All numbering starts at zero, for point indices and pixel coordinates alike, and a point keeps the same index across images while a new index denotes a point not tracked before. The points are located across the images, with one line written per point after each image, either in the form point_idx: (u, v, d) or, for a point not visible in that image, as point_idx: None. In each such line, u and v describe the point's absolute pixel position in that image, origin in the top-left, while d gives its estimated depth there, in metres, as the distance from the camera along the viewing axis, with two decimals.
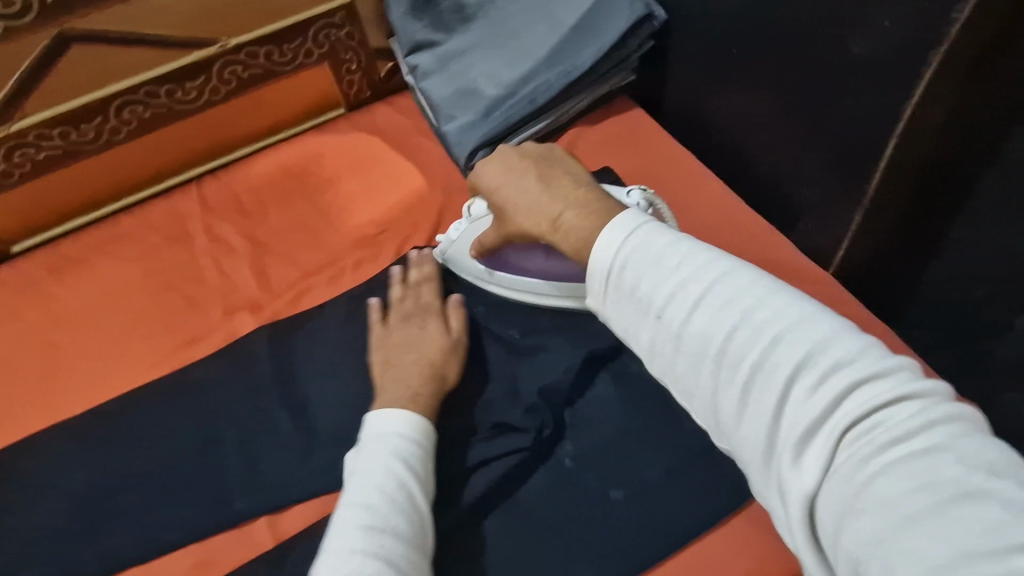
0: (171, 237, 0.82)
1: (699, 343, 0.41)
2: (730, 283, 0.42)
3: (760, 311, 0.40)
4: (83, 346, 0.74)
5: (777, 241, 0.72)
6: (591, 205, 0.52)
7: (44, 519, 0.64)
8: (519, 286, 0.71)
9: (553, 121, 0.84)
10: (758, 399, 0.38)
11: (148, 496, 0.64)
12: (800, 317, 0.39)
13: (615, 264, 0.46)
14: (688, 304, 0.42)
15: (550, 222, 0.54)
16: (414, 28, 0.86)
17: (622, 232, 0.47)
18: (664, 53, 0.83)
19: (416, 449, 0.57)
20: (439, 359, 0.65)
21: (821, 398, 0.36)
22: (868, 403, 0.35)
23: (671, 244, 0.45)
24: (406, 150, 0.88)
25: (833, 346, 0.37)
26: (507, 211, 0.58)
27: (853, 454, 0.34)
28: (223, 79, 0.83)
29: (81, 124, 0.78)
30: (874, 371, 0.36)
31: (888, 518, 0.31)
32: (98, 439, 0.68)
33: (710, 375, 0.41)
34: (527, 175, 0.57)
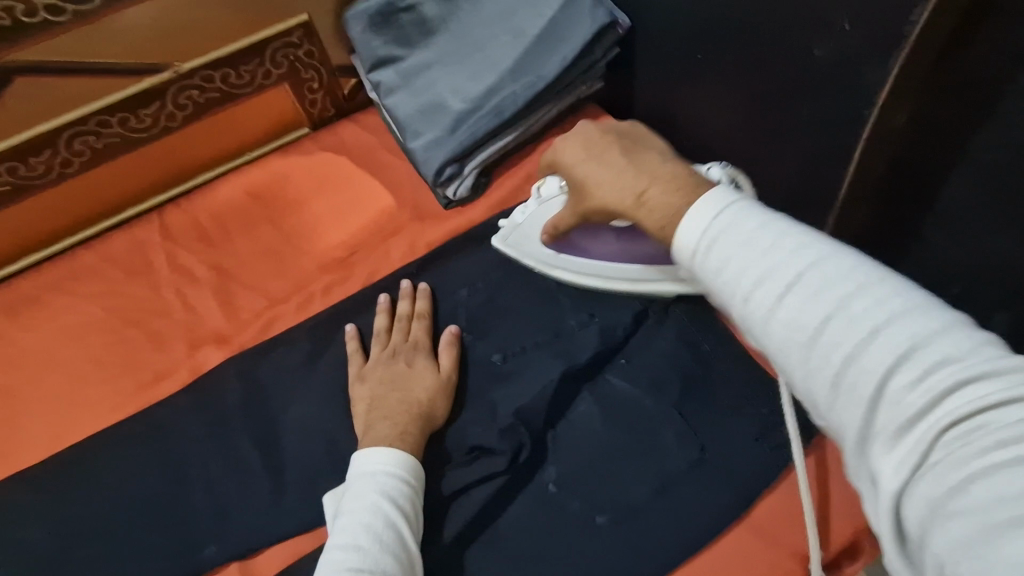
0: (131, 270, 0.79)
1: (787, 329, 0.37)
2: (825, 264, 0.38)
3: (861, 298, 0.36)
4: (41, 389, 0.71)
5: None
6: (680, 176, 0.49)
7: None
8: (591, 271, 0.70)
9: (522, 132, 0.82)
10: (853, 391, 0.34)
11: (113, 545, 0.62)
12: (907, 305, 0.35)
13: (701, 241, 0.42)
14: (779, 286, 0.38)
15: (635, 198, 0.51)
16: (375, 44, 0.84)
17: (710, 209, 0.43)
18: (630, 60, 0.82)
19: (406, 485, 0.55)
20: (425, 397, 0.63)
21: (926, 395, 0.32)
22: (980, 402, 0.30)
23: (764, 224, 0.41)
24: (373, 169, 0.86)
25: (947, 340, 0.33)
26: (590, 186, 0.57)
27: (957, 455, 0.30)
28: (178, 105, 0.80)
29: (30, 158, 0.75)
30: (997, 371, 0.31)
31: (985, 527, 0.27)
32: (60, 487, 0.65)
33: (797, 362, 0.37)
34: (608, 151, 0.55)
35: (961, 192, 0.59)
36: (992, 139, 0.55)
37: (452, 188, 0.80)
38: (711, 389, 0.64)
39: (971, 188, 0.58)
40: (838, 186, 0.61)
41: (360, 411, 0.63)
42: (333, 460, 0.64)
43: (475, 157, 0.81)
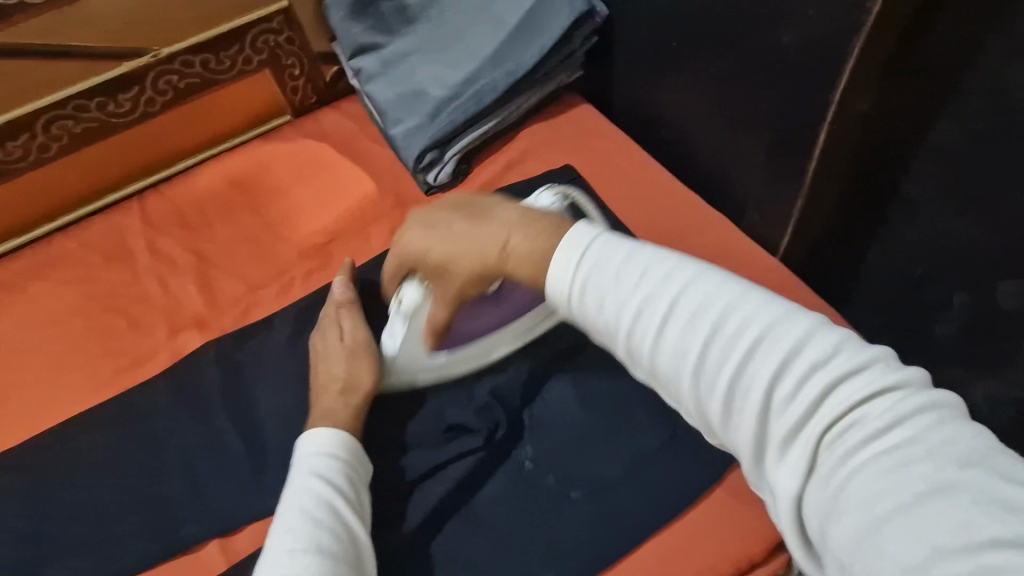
0: (110, 255, 0.79)
1: (675, 358, 0.40)
2: (697, 287, 0.41)
3: (730, 319, 0.39)
4: (19, 374, 0.71)
5: (726, 231, 0.74)
6: (531, 217, 0.49)
7: None
8: (485, 350, 0.66)
9: (502, 120, 0.84)
10: (741, 408, 0.38)
11: (92, 527, 0.62)
12: (772, 316, 0.39)
13: (574, 284, 0.45)
14: (656, 320, 0.41)
15: (498, 252, 0.50)
16: (356, 31, 0.85)
17: (575, 247, 0.45)
18: (609, 51, 0.84)
19: (343, 463, 0.56)
20: (342, 368, 0.64)
21: (800, 403, 0.36)
22: (850, 401, 0.35)
23: (626, 257, 0.44)
24: (355, 156, 0.86)
25: (810, 344, 0.37)
26: (451, 268, 0.53)
27: (836, 455, 0.34)
28: (158, 89, 0.80)
29: (7, 142, 0.75)
30: (852, 366, 0.36)
31: (868, 519, 0.31)
32: (39, 470, 0.65)
33: (688, 389, 0.40)
34: (456, 218, 0.53)
35: (927, 182, 0.61)
36: (952, 128, 0.57)
37: (432, 174, 0.81)
38: None
39: (933, 179, 0.61)
40: (805, 171, 0.63)
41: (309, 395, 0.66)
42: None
43: (456, 143, 0.81)
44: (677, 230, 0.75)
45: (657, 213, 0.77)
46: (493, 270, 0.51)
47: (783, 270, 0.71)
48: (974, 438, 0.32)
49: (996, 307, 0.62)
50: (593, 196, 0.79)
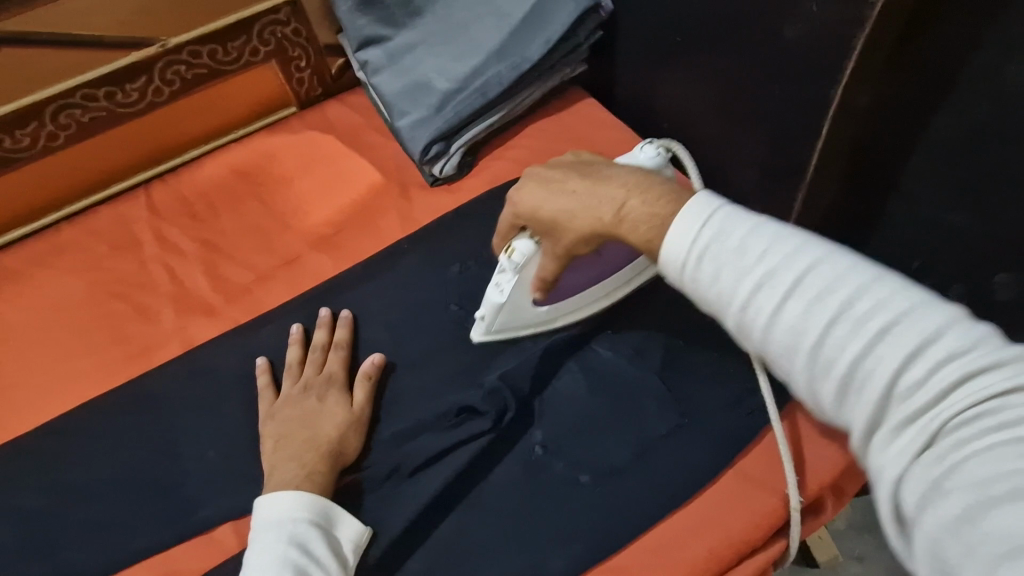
0: (117, 244, 0.80)
1: (793, 332, 0.38)
2: (826, 264, 0.39)
3: (860, 298, 0.37)
4: (28, 361, 0.72)
5: None
6: (654, 183, 0.48)
7: None
8: (575, 303, 0.68)
9: (506, 113, 0.85)
10: (860, 390, 0.36)
11: (103, 510, 0.63)
12: (910, 300, 0.36)
13: (690, 252, 0.43)
14: (778, 292, 0.39)
15: (615, 213, 0.49)
16: (361, 23, 0.85)
17: (699, 213, 0.43)
18: (612, 45, 0.85)
19: (316, 529, 0.56)
20: (334, 434, 0.62)
21: (927, 390, 0.33)
22: (988, 392, 0.32)
23: (752, 229, 0.41)
24: (361, 147, 0.87)
25: (947, 336, 0.34)
26: (561, 223, 0.54)
27: (962, 442, 0.31)
28: (165, 80, 0.80)
29: (14, 130, 0.75)
30: (995, 361, 0.32)
31: (974, 502, 0.29)
32: (49, 457, 0.66)
33: (802, 364, 0.38)
34: (574, 175, 0.54)
35: (926, 176, 0.62)
36: (954, 118, 0.58)
37: (438, 166, 0.82)
38: (688, 357, 0.67)
39: (931, 169, 0.62)
40: (806, 164, 0.64)
41: (269, 446, 0.63)
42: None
43: (460, 136, 0.82)
44: None
45: None
46: (606, 232, 0.50)
47: None
48: None
49: (992, 299, 0.64)
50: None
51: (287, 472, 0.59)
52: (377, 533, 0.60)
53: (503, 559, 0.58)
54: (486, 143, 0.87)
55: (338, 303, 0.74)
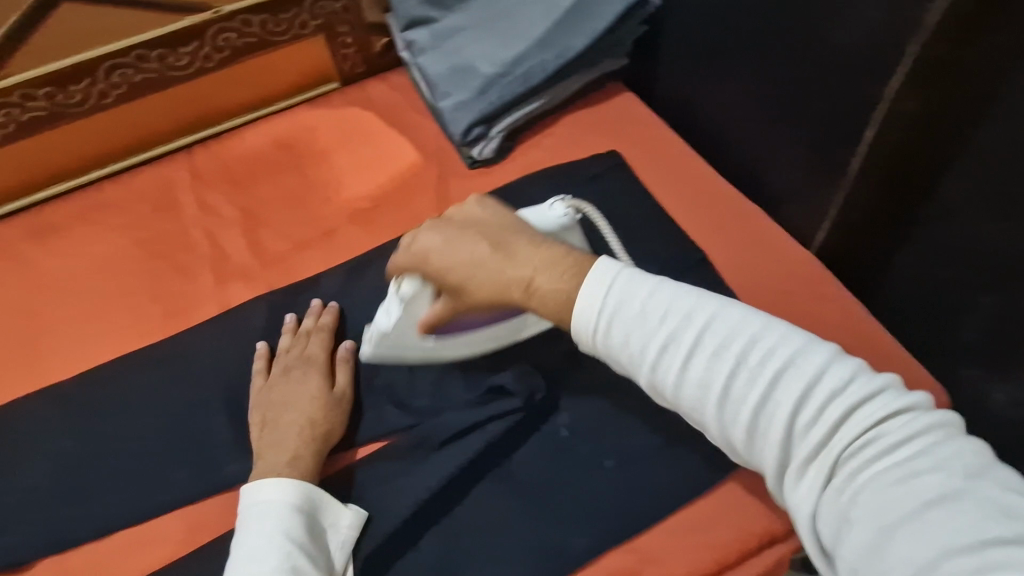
0: (160, 205, 0.82)
1: (709, 389, 0.49)
2: (720, 322, 0.50)
3: (752, 350, 0.48)
4: (71, 311, 0.74)
5: (763, 222, 0.78)
6: (560, 265, 0.56)
7: (28, 481, 0.64)
8: (475, 341, 0.67)
9: (546, 102, 0.86)
10: (766, 433, 0.47)
11: (137, 459, 0.65)
12: (796, 344, 0.48)
13: (600, 320, 0.52)
14: (682, 352, 0.50)
15: (520, 287, 0.57)
16: (411, 4, 0.86)
17: (602, 280, 0.53)
18: (657, 41, 0.86)
19: (302, 513, 0.56)
20: (319, 417, 0.63)
21: (820, 430, 0.45)
22: (862, 425, 0.44)
23: (651, 292, 0.52)
24: (401, 127, 0.89)
25: (828, 376, 0.46)
26: (468, 287, 0.59)
27: (854, 469, 0.43)
28: (216, 47, 0.81)
29: (68, 86, 0.76)
30: (865, 394, 0.45)
31: (881, 529, 0.40)
32: (85, 404, 0.68)
33: (714, 415, 0.49)
34: (488, 241, 0.59)
35: (962, 184, 0.63)
36: (998, 131, 0.58)
37: (477, 149, 0.83)
38: None
39: (970, 183, 0.62)
40: (847, 164, 0.65)
41: (259, 432, 0.63)
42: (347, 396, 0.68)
43: (501, 121, 0.84)
44: (712, 219, 0.79)
45: (695, 203, 0.80)
46: (510, 300, 0.58)
47: (818, 265, 0.75)
48: (969, 453, 0.42)
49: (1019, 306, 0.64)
50: (634, 182, 0.82)
51: (276, 456, 0.60)
52: (402, 500, 0.61)
53: (526, 534, 0.59)
54: (525, 130, 0.87)
55: (374, 276, 0.76)
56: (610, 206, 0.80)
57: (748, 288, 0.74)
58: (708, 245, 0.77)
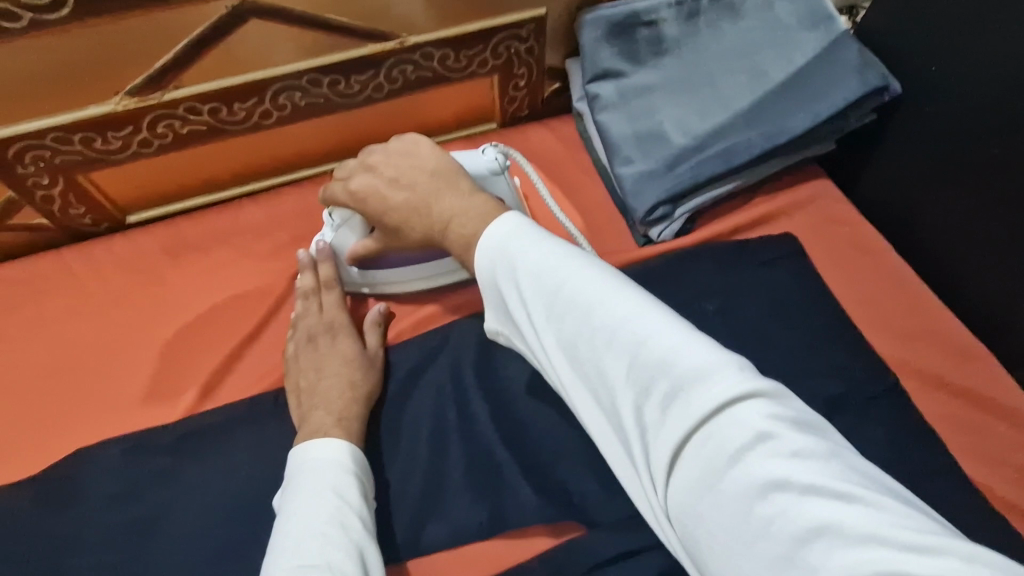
0: (299, 234, 0.75)
1: (560, 350, 0.45)
2: (571, 288, 0.44)
3: (600, 320, 0.43)
4: (195, 343, 0.68)
5: (995, 369, 0.65)
6: (474, 212, 0.54)
7: (126, 542, 0.56)
8: (405, 275, 0.69)
9: (741, 184, 0.75)
10: (609, 405, 0.42)
11: (247, 537, 0.56)
12: (641, 316, 0.42)
13: (489, 278, 0.50)
14: (542, 317, 0.46)
15: (441, 228, 0.56)
16: (603, 55, 0.76)
17: (489, 241, 0.50)
18: (880, 134, 0.74)
19: (353, 476, 0.53)
20: (358, 377, 0.62)
21: (657, 413, 0.39)
22: (701, 414, 0.37)
23: (518, 255, 0.48)
24: (565, 184, 0.80)
25: (665, 353, 0.39)
26: (401, 228, 0.59)
27: (692, 460, 0.37)
28: (390, 77, 0.74)
29: (234, 103, 0.69)
30: (701, 379, 0.38)
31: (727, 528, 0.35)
32: (195, 454, 0.60)
33: (568, 389, 0.45)
34: (419, 183, 0.58)
35: None
36: None
37: (657, 230, 0.74)
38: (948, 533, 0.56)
39: None
40: None
41: (296, 402, 0.61)
42: (484, 475, 0.59)
43: (688, 200, 0.73)
44: (930, 363, 0.66)
45: (901, 336, 0.68)
46: (434, 239, 0.58)
47: None
48: (815, 448, 0.35)
49: None
50: (821, 288, 0.70)
51: (322, 419, 0.57)
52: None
53: None
54: (710, 212, 0.76)
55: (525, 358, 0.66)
56: (809, 312, 0.68)
57: (979, 457, 0.61)
58: (917, 395, 0.64)
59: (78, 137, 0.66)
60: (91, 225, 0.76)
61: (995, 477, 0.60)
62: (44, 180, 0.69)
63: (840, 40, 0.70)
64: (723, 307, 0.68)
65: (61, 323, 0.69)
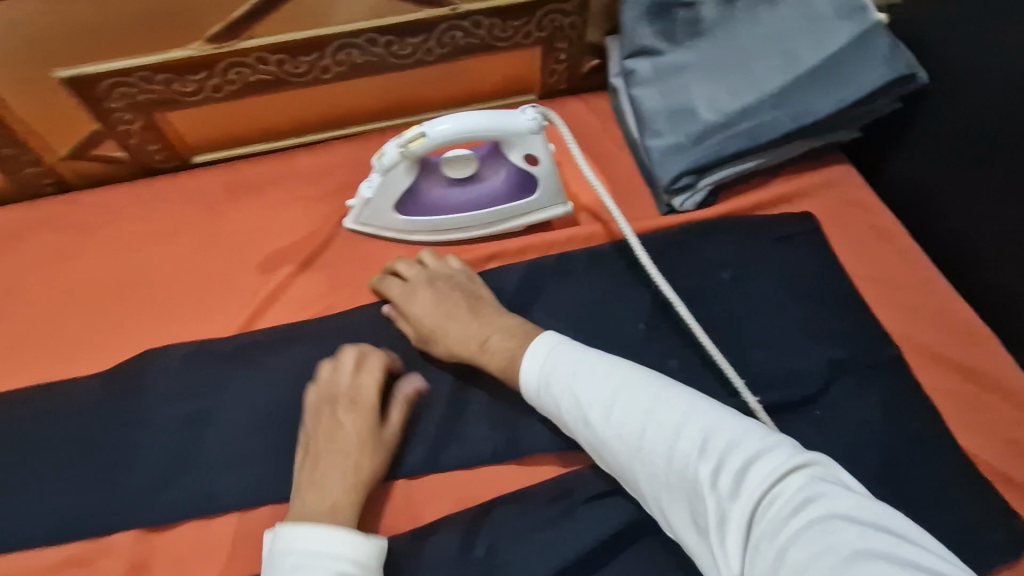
0: (346, 182, 0.82)
1: (623, 432, 0.50)
2: (634, 379, 0.52)
3: (663, 406, 0.49)
4: (248, 270, 0.75)
5: (998, 349, 0.68)
6: (514, 332, 0.62)
7: (177, 433, 0.63)
8: (447, 224, 0.74)
9: (765, 161, 0.78)
10: (680, 491, 0.46)
11: (286, 439, 0.63)
12: (700, 404, 0.49)
13: (541, 380, 0.56)
14: (607, 403, 0.52)
15: (478, 345, 0.63)
16: (642, 32, 0.80)
17: (542, 347, 0.57)
18: (905, 122, 0.77)
19: (348, 569, 0.50)
20: (365, 459, 0.58)
21: (725, 484, 0.43)
22: (762, 479, 0.42)
23: (581, 354, 0.55)
24: (596, 154, 0.84)
25: (726, 433, 0.46)
26: (439, 340, 0.65)
27: (762, 526, 0.40)
28: (441, 42, 0.80)
29: (298, 56, 0.76)
30: (758, 451, 0.43)
31: None
32: (244, 366, 0.67)
33: (640, 471, 0.49)
34: (460, 306, 0.65)
35: None
36: None
37: (680, 199, 0.78)
38: (932, 492, 0.59)
39: None
40: None
41: (298, 471, 0.58)
42: (501, 405, 0.64)
43: (713, 173, 0.77)
44: (935, 341, 0.68)
45: (908, 314, 0.70)
46: (466, 357, 0.64)
47: None
48: (864, 505, 0.39)
49: None
50: (835, 265, 0.73)
51: (319, 502, 0.55)
52: (539, 555, 0.56)
53: None
54: (733, 187, 0.80)
55: (545, 306, 0.72)
56: (819, 284, 0.72)
57: (975, 428, 0.63)
58: (919, 369, 0.67)
59: (161, 78, 0.74)
60: (161, 161, 0.83)
61: (988, 450, 0.62)
62: (126, 115, 0.77)
63: (873, 30, 0.73)
64: (736, 275, 0.72)
65: (131, 244, 0.76)
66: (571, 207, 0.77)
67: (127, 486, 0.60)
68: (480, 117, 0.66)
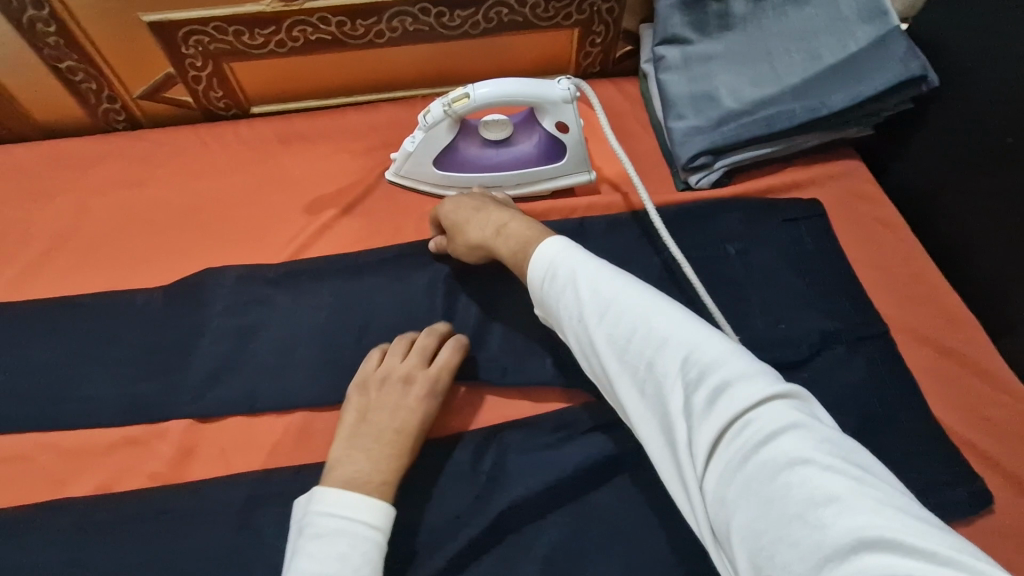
0: (389, 139, 0.89)
1: (614, 346, 0.54)
2: (630, 298, 0.55)
3: (653, 325, 0.52)
4: (296, 209, 0.82)
5: (982, 337, 0.72)
6: (535, 223, 0.68)
7: (225, 342, 0.70)
8: (479, 182, 0.81)
9: (779, 150, 0.84)
10: (659, 405, 0.50)
11: (320, 356, 0.70)
12: (689, 328, 0.51)
13: (546, 279, 0.60)
14: (602, 317, 0.55)
15: (495, 229, 0.68)
16: (674, 21, 0.86)
17: (550, 248, 0.61)
18: (915, 122, 0.82)
19: (377, 537, 0.54)
20: (420, 435, 0.62)
21: (700, 403, 0.47)
22: (738, 403, 0.45)
23: (583, 269, 0.58)
24: (622, 133, 0.90)
25: (710, 357, 0.48)
26: (462, 229, 0.71)
27: (730, 446, 0.45)
28: (487, 17, 0.86)
29: (357, 20, 0.83)
30: (738, 377, 0.47)
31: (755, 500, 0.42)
32: (287, 290, 0.74)
33: (624, 384, 0.53)
34: (489, 204, 0.72)
35: None
36: None
37: (696, 177, 0.84)
38: (904, 453, 0.64)
39: None
40: None
41: (351, 429, 0.61)
42: (516, 343, 0.71)
43: (730, 155, 0.83)
44: (923, 324, 0.73)
45: (900, 298, 0.76)
46: (484, 241, 0.68)
47: None
48: (830, 436, 0.43)
49: None
50: (836, 248, 0.78)
51: (373, 465, 0.58)
52: (541, 474, 0.63)
53: (661, 556, 0.59)
54: (748, 171, 0.86)
55: None
56: (821, 264, 0.77)
57: (951, 403, 0.68)
58: (905, 348, 0.72)
59: (232, 29, 0.81)
60: (223, 108, 0.91)
61: (962, 423, 0.67)
62: (198, 62, 0.85)
63: (892, 34, 0.76)
64: (743, 249, 0.78)
65: (192, 177, 0.84)
66: (594, 175, 0.83)
67: (180, 384, 0.68)
68: (518, 84, 0.72)
